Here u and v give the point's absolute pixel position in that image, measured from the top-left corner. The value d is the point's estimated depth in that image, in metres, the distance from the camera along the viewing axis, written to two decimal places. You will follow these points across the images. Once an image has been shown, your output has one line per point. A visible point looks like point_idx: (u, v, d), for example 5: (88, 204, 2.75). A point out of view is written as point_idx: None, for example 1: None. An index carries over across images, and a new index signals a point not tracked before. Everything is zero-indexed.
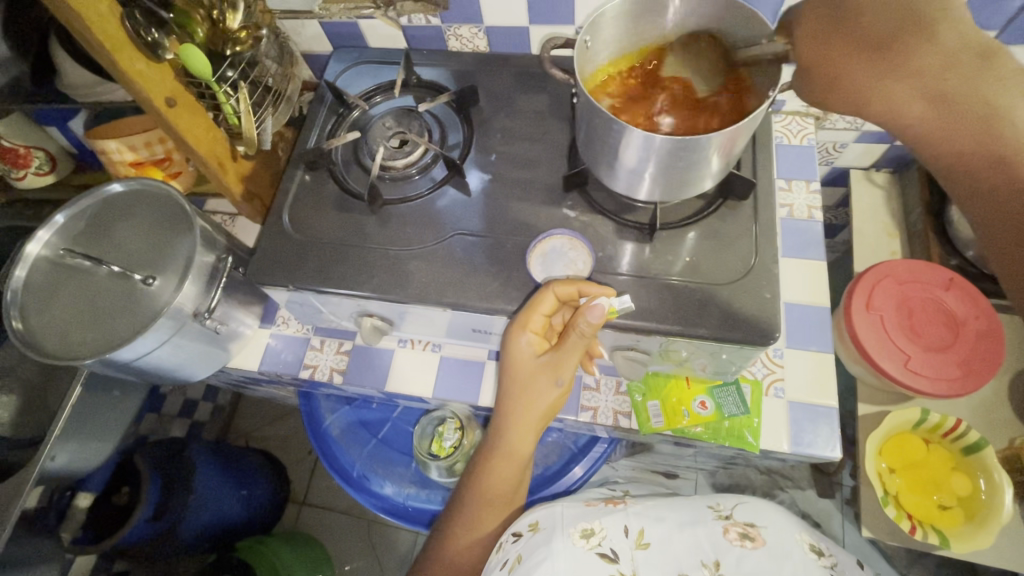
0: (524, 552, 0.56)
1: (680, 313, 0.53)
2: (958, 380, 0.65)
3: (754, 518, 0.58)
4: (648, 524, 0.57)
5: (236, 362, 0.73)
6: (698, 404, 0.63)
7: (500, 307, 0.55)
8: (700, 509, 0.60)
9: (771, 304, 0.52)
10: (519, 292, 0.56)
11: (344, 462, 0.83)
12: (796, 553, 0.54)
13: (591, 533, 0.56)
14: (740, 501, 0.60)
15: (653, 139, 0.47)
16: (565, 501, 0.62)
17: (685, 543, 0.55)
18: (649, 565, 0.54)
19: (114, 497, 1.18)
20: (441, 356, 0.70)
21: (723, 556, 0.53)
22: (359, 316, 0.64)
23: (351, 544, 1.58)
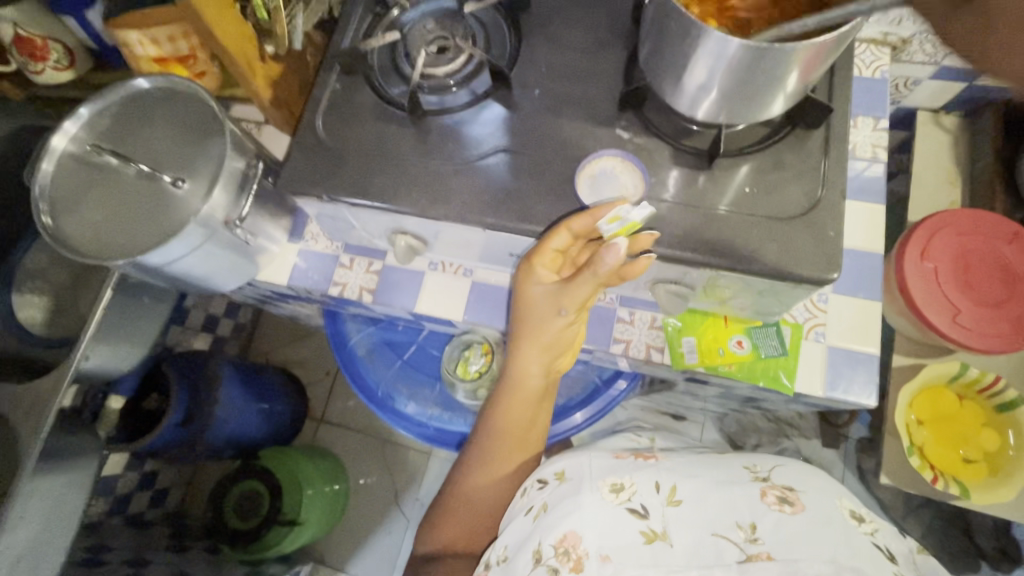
0: (549, 502, 0.63)
1: (735, 248, 0.50)
2: (1007, 337, 0.63)
3: (793, 482, 0.62)
4: (680, 483, 0.62)
5: (265, 275, 0.72)
6: (734, 342, 0.61)
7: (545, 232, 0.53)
8: (737, 472, 0.65)
9: (833, 243, 0.49)
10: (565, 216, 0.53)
11: (368, 379, 0.84)
12: (835, 517, 0.58)
13: (621, 488, 0.62)
14: (778, 466, 0.66)
15: (735, 46, 0.41)
16: (593, 453, 0.69)
17: (718, 504, 0.59)
18: (680, 524, 0.57)
19: (145, 402, 1.22)
20: (473, 282, 0.68)
21: (759, 518, 0.57)
22: (394, 234, 0.62)
23: (367, 460, 1.65)
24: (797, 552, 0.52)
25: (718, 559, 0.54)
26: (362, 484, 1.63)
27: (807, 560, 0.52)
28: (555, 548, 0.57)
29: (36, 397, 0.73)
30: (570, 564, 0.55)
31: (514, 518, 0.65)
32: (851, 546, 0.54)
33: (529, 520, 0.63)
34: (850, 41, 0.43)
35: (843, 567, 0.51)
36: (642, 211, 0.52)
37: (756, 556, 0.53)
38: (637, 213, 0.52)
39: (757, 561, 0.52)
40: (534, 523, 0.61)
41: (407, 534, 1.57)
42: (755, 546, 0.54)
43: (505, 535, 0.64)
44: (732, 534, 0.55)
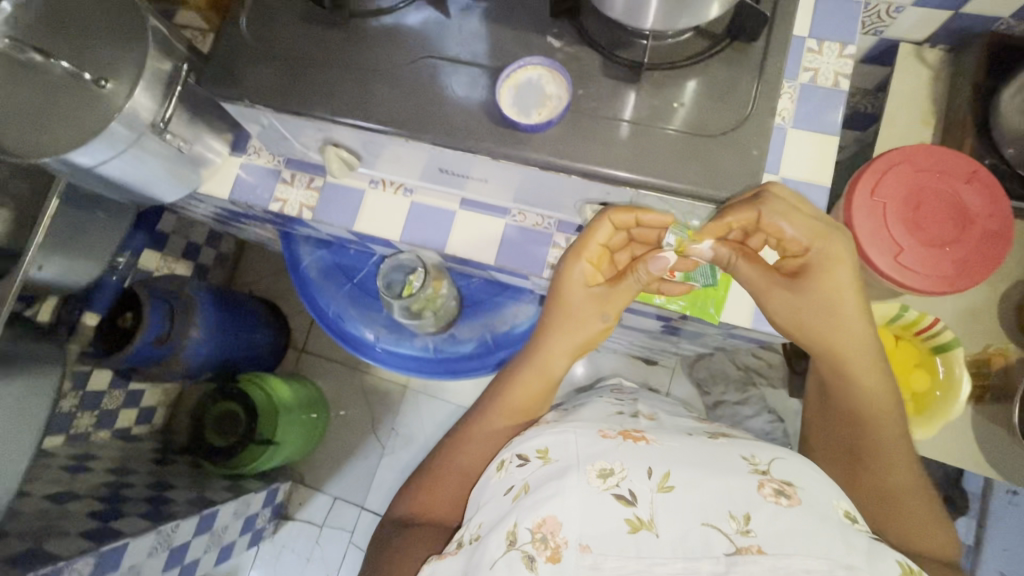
0: (531, 482, 0.61)
1: (656, 164, 0.48)
2: (948, 278, 0.62)
3: (792, 476, 0.59)
4: (674, 468, 0.59)
5: (207, 188, 0.72)
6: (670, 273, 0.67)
7: (468, 143, 0.51)
8: (735, 460, 0.61)
9: (756, 163, 0.47)
10: (489, 128, 0.51)
11: (320, 300, 0.85)
12: (830, 513, 0.55)
13: (610, 474, 0.59)
14: (779, 457, 0.62)
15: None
16: (577, 430, 0.66)
17: (712, 491, 0.56)
18: (668, 510, 0.56)
19: (120, 321, 1.21)
20: (413, 202, 0.67)
21: (753, 509, 0.55)
22: (325, 145, 0.60)
23: (347, 390, 1.71)
24: (788, 548, 0.51)
25: (708, 548, 0.53)
26: (341, 413, 1.69)
27: (798, 554, 0.51)
28: (531, 534, 0.56)
29: None
30: (546, 553, 0.55)
31: (492, 496, 0.64)
32: (842, 541, 0.52)
33: (509, 501, 0.61)
34: None
35: (837, 566, 0.50)
36: (568, 126, 0.50)
37: (746, 548, 0.52)
38: (561, 127, 0.50)
39: (747, 553, 0.52)
40: (513, 504, 0.60)
41: (384, 460, 1.65)
42: (746, 538, 0.53)
43: (480, 513, 0.64)
44: (724, 524, 0.54)
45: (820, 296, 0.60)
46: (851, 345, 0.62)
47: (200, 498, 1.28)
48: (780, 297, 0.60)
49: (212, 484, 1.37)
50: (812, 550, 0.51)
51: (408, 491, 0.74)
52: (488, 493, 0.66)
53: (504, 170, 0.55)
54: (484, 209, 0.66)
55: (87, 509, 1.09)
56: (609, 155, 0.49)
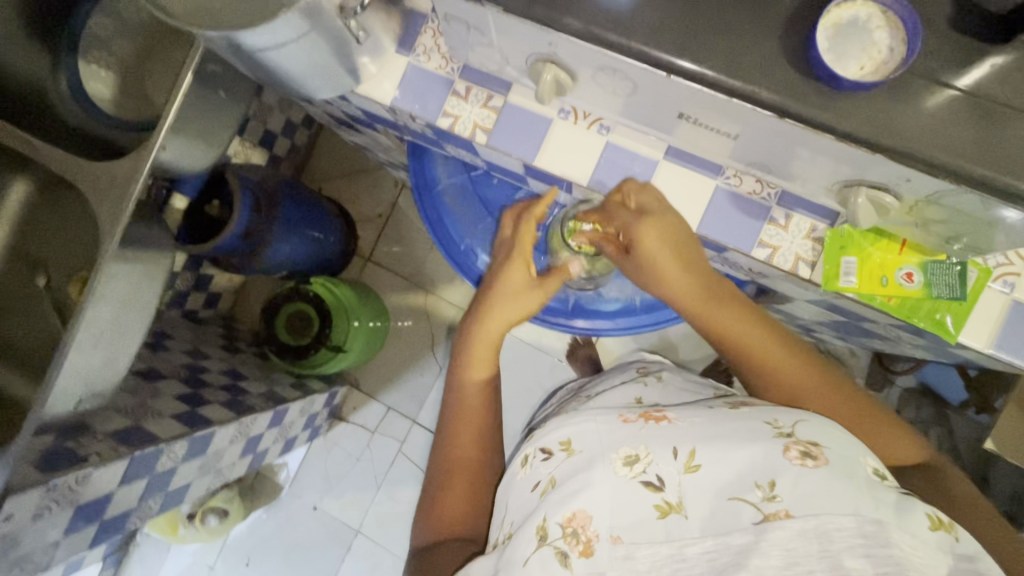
0: (557, 475, 0.63)
1: (988, 156, 0.42)
2: None
3: (818, 437, 0.57)
4: (698, 445, 0.58)
5: (363, 90, 0.62)
6: (903, 274, 0.59)
7: (758, 97, 0.44)
8: (757, 425, 0.60)
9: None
10: (782, 81, 0.44)
11: (455, 231, 0.87)
12: (865, 478, 0.53)
13: (636, 460, 0.59)
14: (802, 420, 0.59)
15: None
16: (599, 418, 0.68)
17: (738, 463, 0.56)
18: (694, 489, 0.56)
19: (208, 208, 1.18)
20: (608, 141, 0.59)
21: (779, 475, 0.54)
22: (540, 62, 0.50)
23: (409, 306, 1.69)
24: (817, 511, 0.50)
25: (736, 519, 0.52)
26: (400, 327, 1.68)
27: (826, 514, 0.50)
28: (562, 529, 0.57)
29: (115, 180, 0.69)
30: (579, 547, 0.56)
31: (521, 491, 0.66)
32: (870, 499, 0.51)
33: (537, 496, 0.64)
34: None
35: (865, 522, 0.49)
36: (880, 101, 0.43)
37: (774, 514, 0.52)
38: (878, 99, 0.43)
39: (775, 520, 0.51)
40: (542, 500, 0.61)
41: (439, 380, 1.66)
42: (774, 504, 0.52)
43: (511, 513, 0.66)
44: (748, 494, 0.54)
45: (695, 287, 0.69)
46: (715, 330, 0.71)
47: (273, 392, 1.30)
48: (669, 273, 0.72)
49: (281, 380, 1.39)
50: (839, 511, 0.50)
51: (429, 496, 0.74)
52: (516, 491, 0.68)
53: (770, 133, 0.48)
54: (691, 165, 0.58)
55: (174, 391, 1.11)
56: (931, 138, 0.43)
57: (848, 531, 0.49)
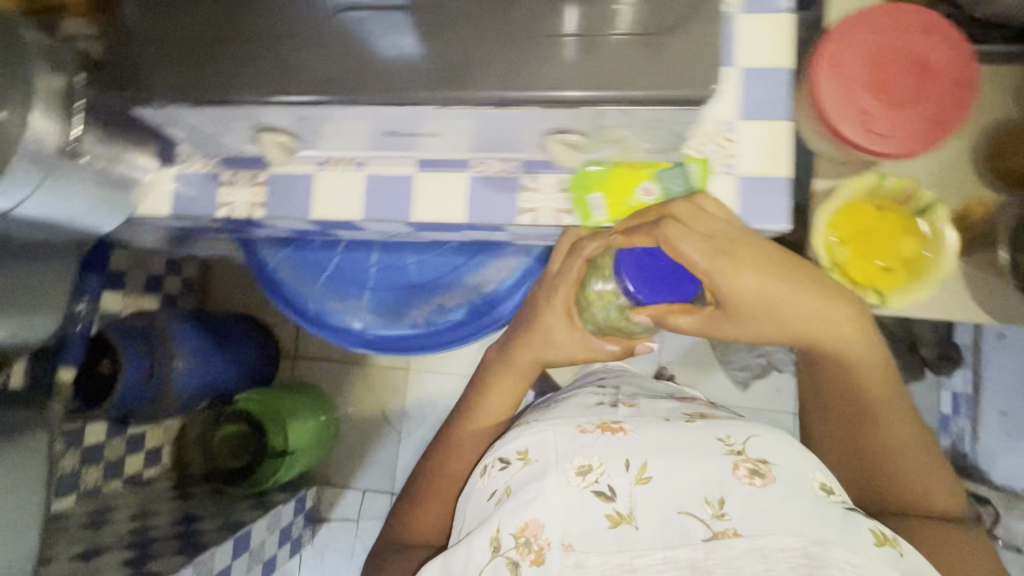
0: (512, 484, 0.66)
1: (611, 75, 0.46)
2: (921, 134, 0.60)
3: (765, 454, 0.63)
4: (651, 459, 0.63)
5: (146, 209, 0.67)
6: (643, 190, 0.59)
7: (408, 98, 0.48)
8: (711, 442, 0.65)
9: (716, 49, 0.45)
10: (429, 77, 0.48)
11: (298, 298, 0.80)
12: (805, 489, 0.60)
13: (588, 470, 0.63)
14: (753, 436, 0.66)
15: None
16: (556, 427, 0.70)
17: (690, 477, 0.61)
18: (645, 501, 0.60)
19: (100, 368, 1.18)
20: (366, 175, 0.63)
21: (728, 493, 0.59)
22: (260, 131, 0.55)
23: (349, 385, 1.69)
24: (762, 530, 0.56)
25: (687, 537, 0.57)
26: (350, 411, 1.68)
27: (773, 534, 0.56)
28: (514, 539, 0.59)
29: None
30: (531, 555, 0.58)
31: (477, 500, 0.69)
32: (816, 517, 0.57)
33: (493, 504, 0.66)
34: None
35: (809, 542, 0.55)
36: (517, 43, 0.47)
37: (722, 532, 0.57)
38: (522, 43, 0.47)
39: (723, 538, 0.56)
40: (496, 509, 0.64)
41: (403, 444, 1.65)
42: (721, 522, 0.58)
43: (467, 522, 0.70)
44: (699, 511, 0.58)
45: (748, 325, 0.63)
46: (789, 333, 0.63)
47: (230, 521, 1.27)
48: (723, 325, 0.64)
49: (238, 505, 1.37)
50: (784, 527, 0.56)
51: (411, 505, 0.82)
52: (474, 499, 0.71)
53: (466, 121, 0.52)
54: (443, 167, 0.62)
55: (118, 560, 1.08)
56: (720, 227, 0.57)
57: (790, 551, 0.55)
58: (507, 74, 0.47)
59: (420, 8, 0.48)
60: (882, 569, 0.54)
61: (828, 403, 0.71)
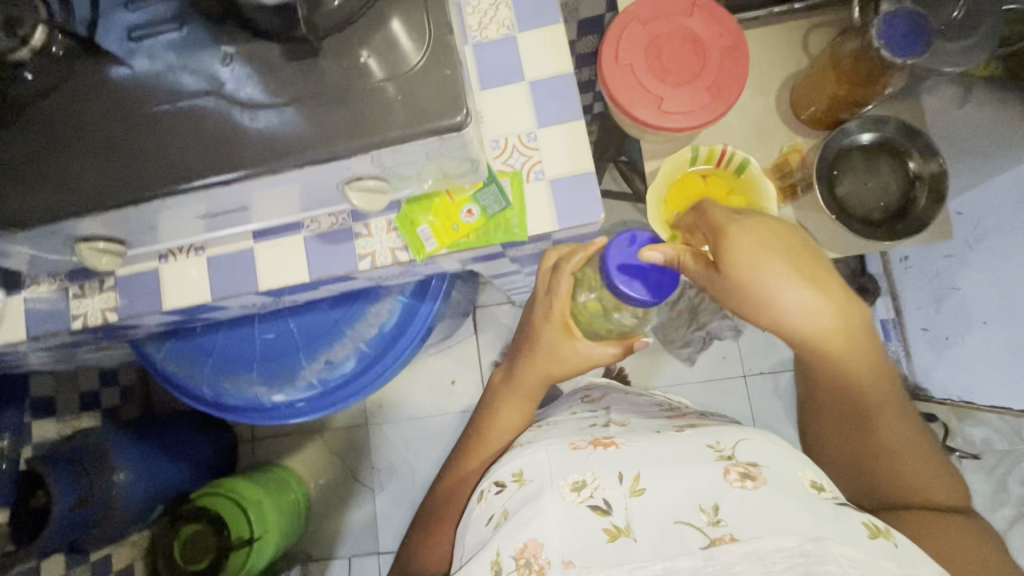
0: (509, 506, 0.61)
1: (361, 123, 0.48)
2: (708, 104, 0.65)
3: (757, 457, 0.58)
4: (645, 470, 0.59)
5: (3, 338, 0.67)
6: (465, 212, 0.62)
7: (186, 185, 0.50)
8: (701, 449, 0.61)
9: (453, 82, 0.47)
10: (205, 161, 0.49)
11: (192, 387, 0.81)
12: (796, 488, 0.55)
13: (581, 485, 0.58)
14: (743, 439, 0.61)
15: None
16: (549, 447, 0.66)
17: (680, 487, 0.56)
18: (643, 512, 0.55)
19: (33, 501, 1.13)
20: (208, 257, 0.64)
21: (721, 498, 0.54)
22: (75, 243, 0.56)
23: (314, 455, 1.67)
24: (758, 532, 0.51)
25: (684, 546, 0.52)
26: (320, 480, 1.66)
27: (769, 535, 0.50)
28: (515, 561, 0.55)
29: None
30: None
31: (476, 527, 0.65)
32: (809, 513, 0.52)
33: (489, 530, 0.61)
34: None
35: (806, 540, 0.49)
36: (270, 116, 0.49)
37: (720, 538, 0.51)
38: (280, 115, 0.49)
39: (721, 544, 0.51)
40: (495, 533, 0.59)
41: (380, 500, 1.63)
42: (718, 528, 0.52)
43: (465, 550, 0.65)
44: (694, 518, 0.53)
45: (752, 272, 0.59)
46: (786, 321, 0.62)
47: None
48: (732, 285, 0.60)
49: None
50: (781, 530, 0.50)
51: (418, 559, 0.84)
52: (473, 527, 0.66)
53: (266, 191, 0.55)
54: (276, 235, 0.64)
55: None
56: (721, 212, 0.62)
57: (787, 551, 0.49)
58: (276, 144, 0.49)
59: (185, 96, 0.50)
60: (880, 562, 0.49)
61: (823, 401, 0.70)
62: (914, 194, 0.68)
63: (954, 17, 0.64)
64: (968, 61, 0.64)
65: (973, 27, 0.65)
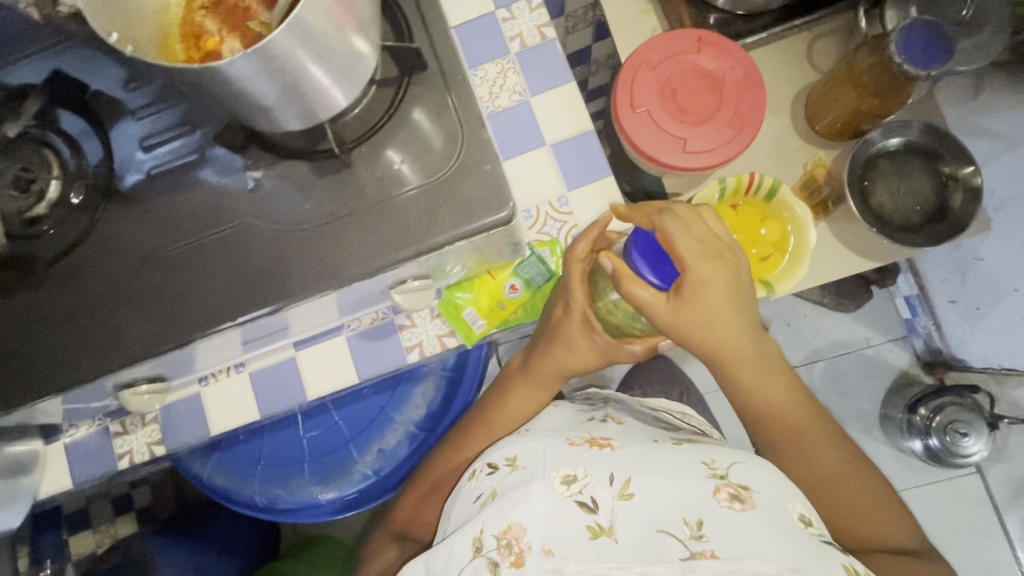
0: (499, 487, 0.57)
1: (400, 233, 0.46)
2: (732, 139, 0.64)
3: (750, 480, 0.55)
4: (636, 474, 0.55)
5: (49, 489, 0.64)
6: (508, 288, 0.60)
7: (226, 324, 0.47)
8: (693, 463, 0.57)
9: (495, 175, 0.45)
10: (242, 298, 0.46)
11: (243, 498, 0.77)
12: (786, 519, 0.51)
13: (573, 480, 0.55)
14: (739, 460, 0.57)
15: (290, 53, 0.38)
16: (546, 434, 0.62)
17: (670, 497, 0.52)
18: (627, 516, 0.51)
19: None
20: (250, 373, 0.62)
21: (706, 514, 0.51)
22: (120, 390, 0.55)
23: (358, 521, 1.63)
24: (743, 554, 0.47)
25: (662, 554, 0.48)
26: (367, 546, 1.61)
27: (747, 558, 0.47)
28: (497, 540, 0.52)
29: None
30: (512, 557, 0.50)
31: (461, 505, 0.60)
32: (791, 544, 0.48)
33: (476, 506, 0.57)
34: (361, 59, 0.44)
35: (785, 570, 0.46)
36: (302, 240, 0.46)
37: (700, 553, 0.48)
38: (318, 236, 0.46)
39: (701, 559, 0.47)
40: (478, 510, 0.55)
41: None
42: (699, 543, 0.49)
43: (448, 524, 0.60)
44: (677, 530, 0.50)
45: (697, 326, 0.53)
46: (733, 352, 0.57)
47: None
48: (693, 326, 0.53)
49: None
50: (762, 559, 0.47)
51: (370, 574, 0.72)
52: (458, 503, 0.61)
53: (312, 308, 0.53)
54: (319, 339, 0.61)
55: None
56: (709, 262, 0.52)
57: None
58: (315, 274, 0.46)
59: (211, 226, 0.48)
60: None
61: (760, 437, 0.66)
62: (948, 195, 0.67)
63: (963, 16, 0.65)
64: (984, 57, 0.64)
65: (983, 22, 0.65)
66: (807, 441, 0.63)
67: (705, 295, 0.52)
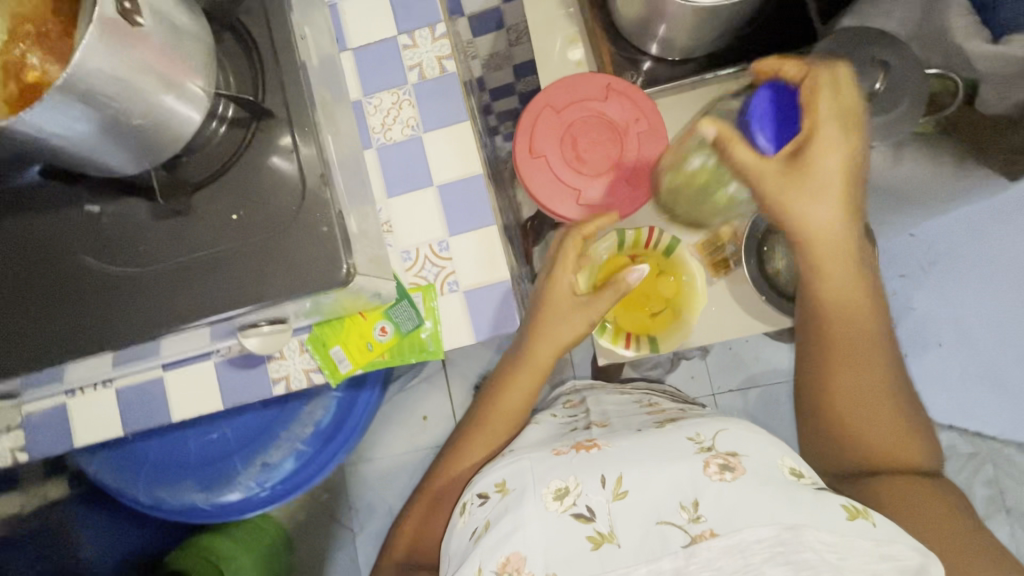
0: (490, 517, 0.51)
1: (231, 286, 0.45)
2: (626, 195, 0.63)
3: (736, 445, 0.50)
4: (625, 468, 0.49)
5: None
6: (378, 331, 0.59)
7: (51, 361, 0.45)
8: (678, 443, 0.52)
9: (328, 239, 0.44)
10: (68, 338, 0.45)
11: (128, 497, 0.78)
12: (780, 479, 0.46)
13: (564, 492, 0.49)
14: (722, 429, 0.52)
15: (88, 111, 0.36)
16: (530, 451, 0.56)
17: (663, 480, 0.47)
18: (627, 516, 0.46)
19: None
20: (117, 389, 0.62)
21: (700, 492, 0.45)
22: None
23: None
24: (742, 523, 0.42)
25: (665, 547, 0.43)
26: None
27: (746, 526, 0.42)
28: None
29: None
30: None
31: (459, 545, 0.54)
32: (792, 503, 0.43)
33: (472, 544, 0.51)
34: (193, 107, 0.42)
35: (780, 527, 0.42)
36: (131, 284, 0.45)
37: (701, 535, 0.43)
38: (149, 279, 0.45)
39: (703, 541, 0.42)
40: (472, 548, 0.49)
41: None
42: (699, 524, 0.44)
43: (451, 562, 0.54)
44: (676, 517, 0.44)
45: (795, 181, 0.53)
46: (802, 224, 0.55)
47: None
48: (794, 190, 0.53)
49: None
50: (768, 514, 0.42)
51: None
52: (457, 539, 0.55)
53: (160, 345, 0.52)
54: (186, 362, 0.61)
55: None
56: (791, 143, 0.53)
57: (765, 540, 0.41)
58: (139, 321, 0.44)
59: (42, 258, 0.46)
60: (858, 545, 0.41)
61: (799, 367, 0.62)
62: None
63: (877, 88, 0.60)
64: (893, 133, 0.61)
65: (896, 98, 0.60)
66: (835, 366, 0.58)
67: (833, 144, 0.51)
